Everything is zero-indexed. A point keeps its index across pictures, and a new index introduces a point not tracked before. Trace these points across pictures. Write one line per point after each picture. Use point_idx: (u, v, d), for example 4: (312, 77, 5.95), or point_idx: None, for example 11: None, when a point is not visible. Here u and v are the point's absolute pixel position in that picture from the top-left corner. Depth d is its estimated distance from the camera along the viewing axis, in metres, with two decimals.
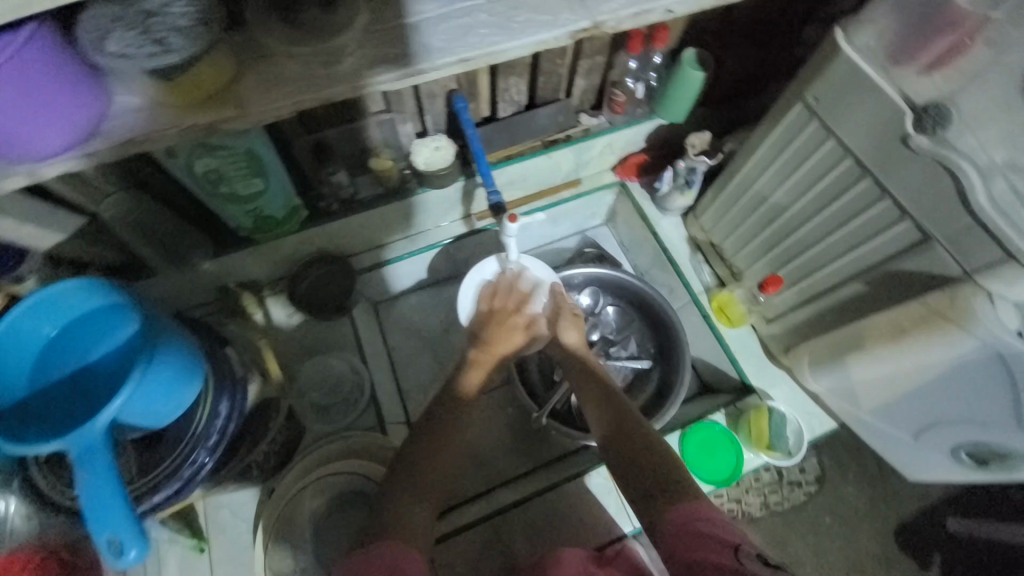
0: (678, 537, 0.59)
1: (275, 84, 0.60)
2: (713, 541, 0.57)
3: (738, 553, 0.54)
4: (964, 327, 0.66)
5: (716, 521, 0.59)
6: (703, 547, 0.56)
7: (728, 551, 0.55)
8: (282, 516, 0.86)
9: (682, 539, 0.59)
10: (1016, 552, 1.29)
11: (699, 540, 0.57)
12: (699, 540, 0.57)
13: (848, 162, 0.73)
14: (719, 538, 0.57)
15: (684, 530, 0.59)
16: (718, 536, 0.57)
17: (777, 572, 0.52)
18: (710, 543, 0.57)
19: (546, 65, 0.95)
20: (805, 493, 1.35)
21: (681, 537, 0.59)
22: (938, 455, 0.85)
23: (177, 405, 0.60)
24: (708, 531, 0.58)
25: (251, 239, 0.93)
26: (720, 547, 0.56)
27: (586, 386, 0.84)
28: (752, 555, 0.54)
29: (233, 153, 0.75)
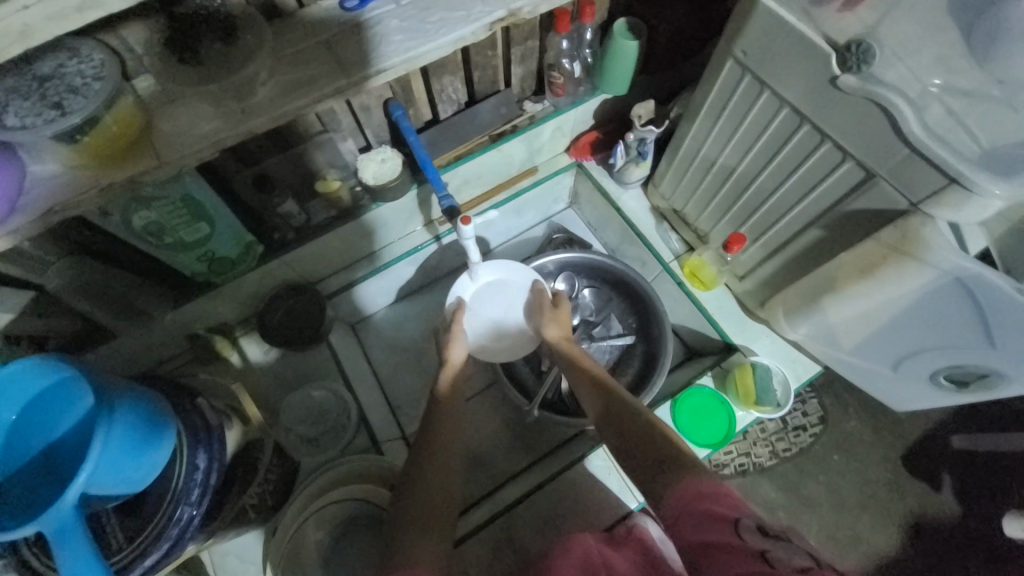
0: (680, 517, 0.56)
1: (190, 127, 0.59)
2: (713, 520, 0.53)
3: (738, 527, 0.51)
4: (917, 258, 0.66)
5: (717, 495, 0.55)
6: (703, 528, 0.53)
7: (727, 528, 0.51)
8: (287, 554, 0.84)
9: (685, 518, 0.55)
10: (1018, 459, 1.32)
11: (701, 520, 0.54)
12: (700, 520, 0.54)
13: (786, 111, 0.73)
14: (718, 514, 0.53)
15: (685, 511, 0.56)
16: (716, 512, 0.53)
17: (779, 543, 0.48)
18: (710, 523, 0.53)
19: (477, 59, 0.93)
20: (811, 435, 1.37)
21: (683, 514, 0.56)
22: (919, 384, 0.86)
23: (150, 467, 0.59)
24: (709, 508, 0.54)
25: (209, 283, 0.91)
26: (720, 525, 0.52)
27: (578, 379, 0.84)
28: (751, 527, 0.51)
29: (168, 201, 0.73)
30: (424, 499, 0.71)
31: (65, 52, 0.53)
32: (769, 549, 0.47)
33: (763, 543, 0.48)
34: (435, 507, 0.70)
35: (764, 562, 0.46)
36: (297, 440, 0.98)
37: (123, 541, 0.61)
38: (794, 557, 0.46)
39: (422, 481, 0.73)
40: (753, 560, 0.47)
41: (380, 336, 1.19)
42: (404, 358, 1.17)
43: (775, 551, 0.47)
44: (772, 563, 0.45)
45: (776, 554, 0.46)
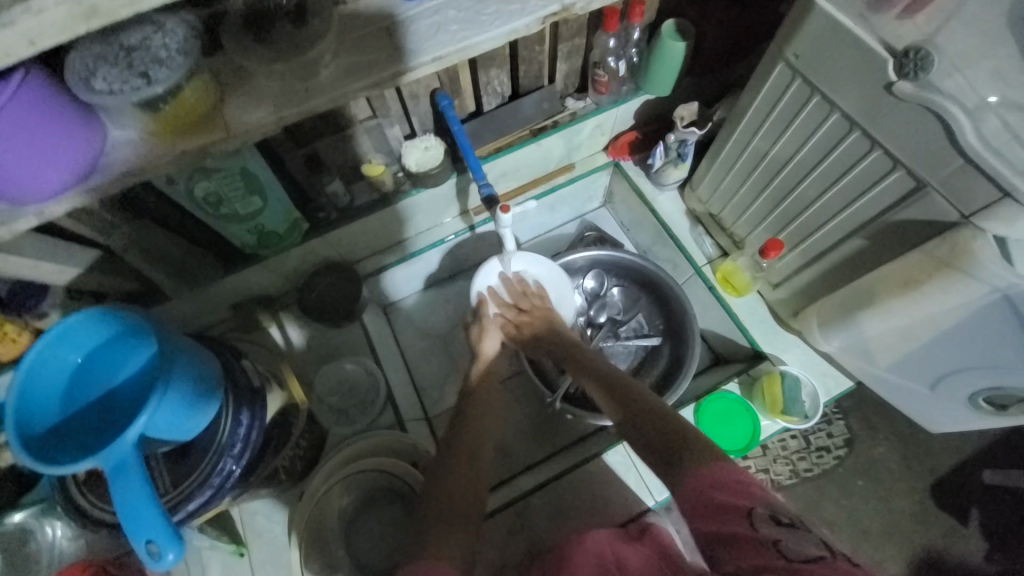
0: (693, 506, 0.54)
1: (258, 103, 0.63)
2: (725, 509, 0.51)
3: (751, 519, 0.49)
4: (966, 272, 0.65)
5: (728, 481, 0.54)
6: (714, 517, 0.52)
7: (740, 518, 0.50)
8: (317, 514, 0.90)
9: (698, 506, 0.54)
10: None
11: (711, 511, 0.52)
12: (712, 509, 0.52)
13: (836, 117, 0.72)
14: (730, 503, 0.52)
15: (696, 500, 0.54)
16: (729, 503, 0.52)
17: (794, 533, 0.47)
18: (722, 512, 0.51)
19: (525, 54, 0.95)
20: (835, 457, 1.34)
21: (697, 502, 0.54)
22: (956, 406, 0.84)
23: (200, 418, 0.63)
24: (721, 497, 0.53)
25: (257, 255, 0.96)
26: (732, 516, 0.51)
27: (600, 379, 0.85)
28: (765, 516, 0.49)
29: (228, 174, 0.78)
30: (450, 487, 0.71)
31: (149, 26, 0.57)
32: (782, 540, 0.47)
33: (776, 534, 0.48)
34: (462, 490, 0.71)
35: (779, 556, 0.45)
36: (326, 411, 1.02)
37: (171, 484, 0.66)
38: (807, 549, 0.46)
39: (451, 471, 0.73)
40: (767, 553, 0.46)
41: (409, 321, 1.22)
42: (431, 344, 1.20)
43: (788, 541, 0.47)
44: (787, 558, 0.45)
45: (789, 545, 0.46)
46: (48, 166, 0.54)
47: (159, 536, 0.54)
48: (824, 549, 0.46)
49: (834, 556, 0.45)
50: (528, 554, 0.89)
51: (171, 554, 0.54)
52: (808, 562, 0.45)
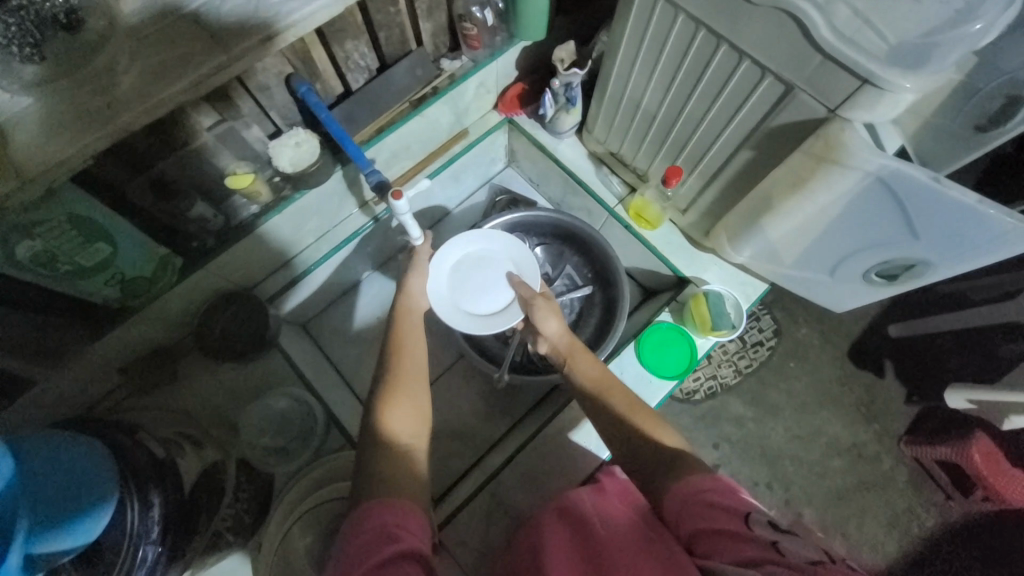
0: (686, 508, 0.60)
1: (50, 133, 0.51)
2: (722, 510, 0.57)
3: (748, 521, 0.54)
4: (839, 161, 0.69)
5: (727, 491, 0.59)
6: (711, 517, 0.56)
7: (737, 519, 0.55)
8: (278, 563, 0.80)
9: (691, 508, 0.59)
10: (947, 334, 1.45)
11: (708, 510, 0.57)
12: (708, 509, 0.57)
13: (702, 33, 0.71)
14: (728, 506, 0.57)
15: (691, 501, 0.60)
16: (726, 504, 0.57)
17: (789, 535, 0.51)
18: (718, 513, 0.56)
19: (380, 17, 0.86)
20: (768, 348, 1.46)
21: (689, 506, 0.59)
22: (856, 283, 0.91)
23: (96, 519, 0.54)
24: (718, 501, 0.58)
25: (127, 309, 0.83)
26: (730, 515, 0.55)
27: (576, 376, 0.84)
28: (761, 521, 0.54)
29: (54, 225, 0.64)
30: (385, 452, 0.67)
31: None
32: (780, 540, 0.50)
33: (773, 535, 0.51)
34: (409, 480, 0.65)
35: (776, 550, 0.48)
36: (264, 453, 0.93)
37: None
38: (805, 551, 0.48)
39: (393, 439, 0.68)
40: (763, 547, 0.50)
41: (337, 329, 1.14)
42: (366, 348, 1.13)
43: (785, 542, 0.50)
44: (783, 552, 0.48)
45: (788, 545, 0.49)
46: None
47: None
48: (823, 554, 0.48)
49: (833, 560, 0.46)
50: (512, 528, 0.89)
51: None
52: (808, 560, 0.46)
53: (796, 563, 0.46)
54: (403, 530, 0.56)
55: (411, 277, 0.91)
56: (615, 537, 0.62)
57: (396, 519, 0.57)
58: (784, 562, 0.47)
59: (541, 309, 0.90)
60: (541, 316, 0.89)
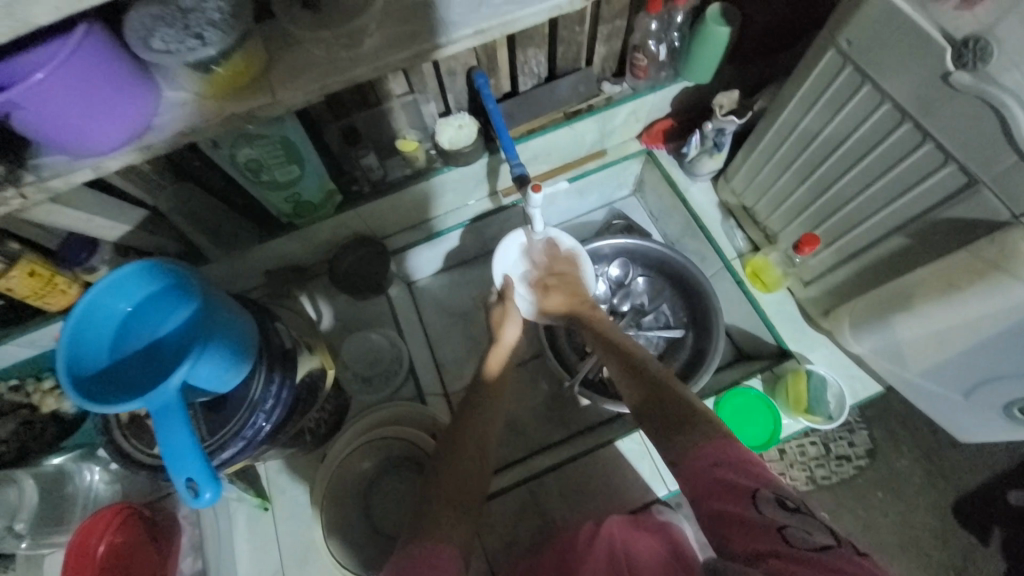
0: (696, 480, 0.57)
1: (302, 71, 0.64)
2: (730, 489, 0.54)
3: (755, 500, 0.52)
4: (1011, 273, 0.62)
5: (735, 462, 0.56)
6: (721, 496, 0.54)
7: (744, 500, 0.53)
8: (332, 479, 0.92)
9: (702, 485, 0.56)
10: None
11: (717, 488, 0.55)
12: (717, 487, 0.55)
13: (887, 107, 0.69)
14: (734, 484, 0.54)
15: (700, 477, 0.57)
16: (734, 484, 0.54)
17: (799, 518, 0.50)
18: (729, 492, 0.54)
19: (564, 34, 0.94)
20: (855, 466, 1.30)
21: (702, 480, 0.56)
22: (991, 415, 0.81)
23: (235, 373, 0.66)
24: (726, 477, 0.55)
25: (292, 224, 0.98)
26: (737, 497, 0.53)
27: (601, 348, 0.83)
28: (768, 498, 0.52)
29: (270, 141, 0.80)
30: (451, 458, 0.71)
31: None
32: (786, 525, 0.49)
33: (782, 519, 0.50)
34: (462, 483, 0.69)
35: (782, 540, 0.48)
36: (349, 379, 1.05)
37: (209, 432, 0.69)
38: (812, 536, 0.49)
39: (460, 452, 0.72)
40: (771, 537, 0.49)
41: (431, 299, 1.24)
42: (452, 323, 1.22)
43: (792, 527, 0.49)
44: (789, 542, 0.48)
45: (794, 531, 0.49)
46: (103, 122, 0.57)
47: (198, 476, 0.57)
48: (831, 539, 0.49)
49: (839, 544, 0.48)
50: (539, 534, 0.90)
51: (207, 494, 0.57)
52: (815, 549, 0.47)
53: (804, 555, 0.47)
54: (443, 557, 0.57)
55: (505, 325, 0.91)
56: (646, 566, 0.63)
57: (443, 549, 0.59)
58: (791, 555, 0.47)
59: (551, 288, 0.93)
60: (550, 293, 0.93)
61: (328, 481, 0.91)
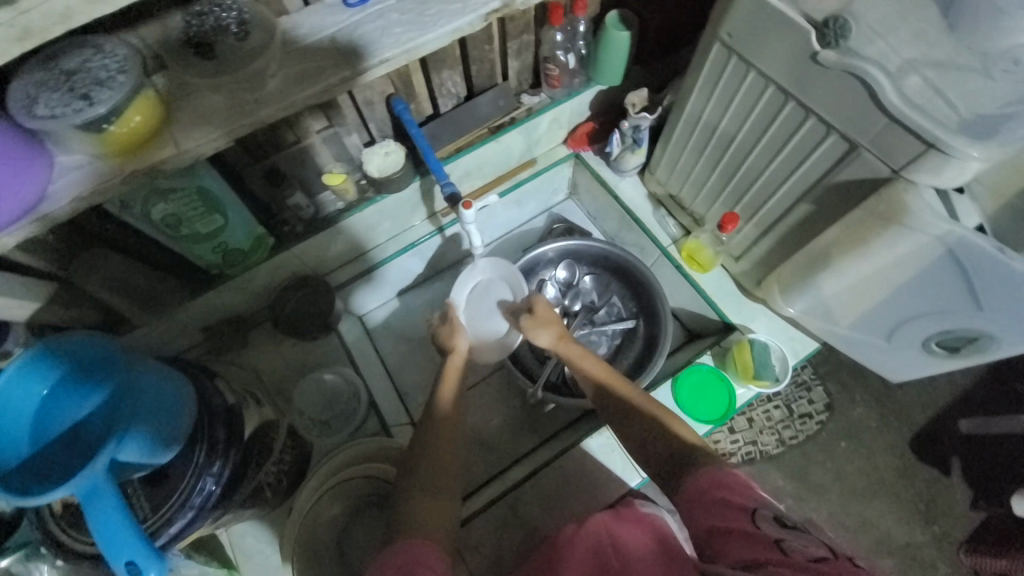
0: (696, 502, 0.60)
1: (204, 119, 0.62)
2: (730, 507, 0.57)
3: (755, 519, 0.54)
4: (902, 223, 0.69)
5: (737, 486, 0.59)
6: (720, 514, 0.57)
7: (745, 517, 0.55)
8: (305, 527, 0.88)
9: (701, 506, 0.59)
10: None
11: (717, 506, 0.58)
12: (717, 506, 0.58)
13: (771, 90, 0.76)
14: (736, 504, 0.57)
15: (702, 498, 0.60)
16: (737, 503, 0.57)
17: (795, 531, 0.52)
18: (728, 510, 0.56)
19: (475, 53, 0.97)
20: (818, 422, 1.38)
21: (700, 500, 0.60)
22: (915, 353, 0.88)
23: (172, 437, 0.63)
24: (728, 498, 0.58)
25: (223, 274, 0.95)
26: (738, 514, 0.55)
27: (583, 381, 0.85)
28: (768, 518, 0.55)
29: (185, 193, 0.77)
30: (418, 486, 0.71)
31: (89, 49, 0.57)
32: (783, 538, 0.51)
33: (778, 533, 0.52)
34: (431, 510, 0.69)
35: (779, 550, 0.49)
36: (310, 424, 1.01)
37: (148, 509, 0.64)
38: (808, 546, 0.49)
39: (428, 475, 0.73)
40: (768, 547, 0.50)
41: (388, 328, 1.22)
42: (413, 348, 1.20)
43: (789, 540, 0.50)
44: (787, 551, 0.48)
45: (791, 543, 0.50)
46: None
47: (139, 557, 0.53)
48: (828, 552, 0.49)
49: (835, 557, 0.48)
50: (524, 545, 0.89)
51: (152, 573, 0.53)
52: (812, 558, 0.48)
53: (800, 563, 0.47)
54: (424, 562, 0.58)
55: (457, 336, 0.92)
56: (634, 557, 0.64)
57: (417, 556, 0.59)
58: (784, 561, 0.47)
59: (528, 327, 0.92)
60: (532, 331, 0.92)
61: (300, 533, 0.88)
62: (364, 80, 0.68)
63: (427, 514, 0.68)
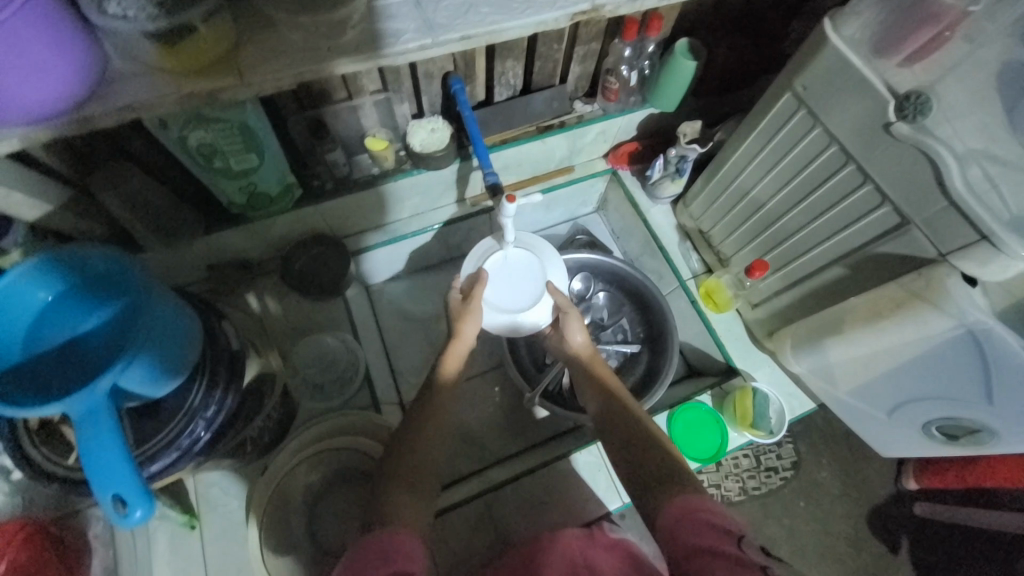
0: (678, 523, 0.57)
1: (275, 56, 0.60)
2: (715, 529, 0.55)
3: (740, 542, 0.53)
4: (936, 305, 0.70)
5: (718, 511, 0.58)
6: (704, 533, 0.55)
7: (729, 540, 0.53)
8: (274, 492, 0.87)
9: (685, 524, 0.56)
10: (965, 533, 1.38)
11: (700, 527, 0.55)
12: (700, 525, 0.55)
13: (833, 149, 0.76)
14: (720, 526, 0.55)
15: (686, 518, 0.57)
16: (720, 524, 0.55)
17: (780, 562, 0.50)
18: (712, 531, 0.54)
19: (542, 49, 0.95)
20: (782, 478, 1.40)
21: (683, 521, 0.57)
22: (909, 433, 0.90)
23: (173, 374, 0.60)
24: (710, 520, 0.56)
25: (244, 216, 0.91)
26: (721, 535, 0.54)
27: (592, 387, 0.83)
28: (753, 545, 0.53)
29: (227, 126, 0.73)
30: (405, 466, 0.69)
31: None
32: (771, 567, 0.49)
33: (764, 561, 0.50)
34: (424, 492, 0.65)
35: None
36: (301, 385, 0.98)
37: (136, 441, 0.62)
38: None
39: (420, 458, 0.69)
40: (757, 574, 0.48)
41: (390, 303, 1.21)
42: (411, 328, 1.19)
43: (776, 570, 0.49)
44: None
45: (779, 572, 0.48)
46: (37, 86, 0.49)
47: (127, 492, 0.50)
48: None
49: None
50: (495, 548, 0.88)
51: (138, 513, 0.50)
52: None
53: None
54: (401, 552, 0.54)
55: (464, 322, 0.84)
56: None
57: (397, 539, 0.57)
58: None
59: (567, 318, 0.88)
60: (569, 323, 0.88)
61: (270, 501, 0.86)
62: (439, 51, 0.66)
63: (411, 492, 0.65)
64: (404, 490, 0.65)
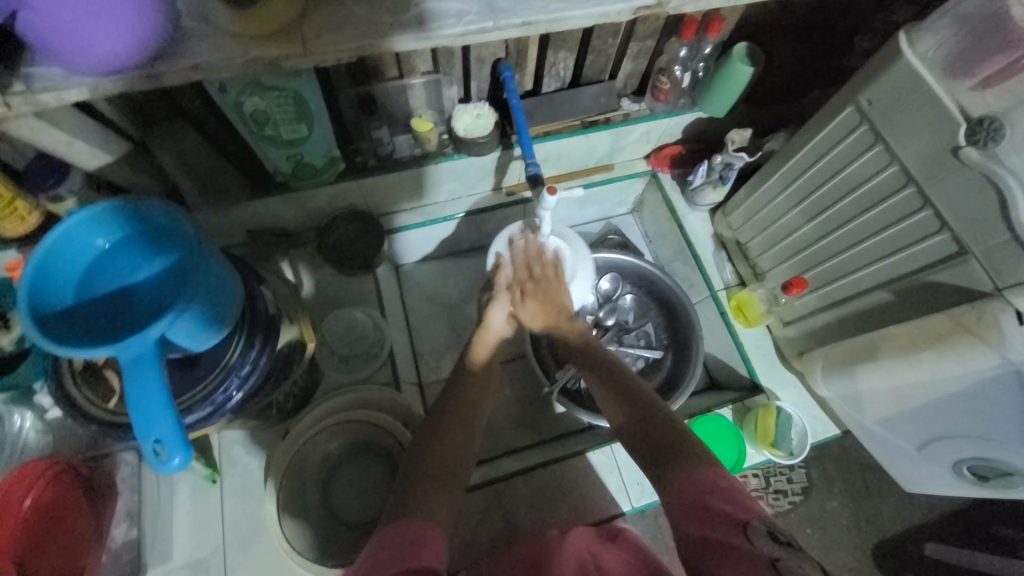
0: (685, 510, 0.56)
1: (338, 27, 0.61)
2: (722, 516, 0.53)
3: (748, 531, 0.51)
4: (983, 339, 0.67)
5: (726, 491, 0.55)
6: (712, 523, 0.53)
7: (736, 529, 0.51)
8: (295, 455, 0.90)
9: (693, 510, 0.55)
10: None
11: (708, 515, 0.54)
12: (706, 514, 0.54)
13: (894, 170, 0.73)
14: (727, 513, 0.53)
15: (691, 506, 0.56)
16: (727, 512, 0.53)
17: (791, 550, 0.49)
18: (720, 521, 0.53)
19: (596, 43, 0.94)
20: (789, 502, 1.36)
21: (691, 504, 0.56)
22: (938, 468, 0.87)
23: (215, 333, 0.62)
24: (717, 506, 0.54)
25: (287, 185, 0.93)
26: (729, 526, 0.52)
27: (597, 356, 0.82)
28: (762, 531, 0.51)
29: (282, 95, 0.74)
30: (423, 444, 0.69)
31: None
32: (780, 559, 0.48)
33: (774, 552, 0.49)
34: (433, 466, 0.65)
35: None
36: (328, 356, 1.00)
37: (177, 391, 0.65)
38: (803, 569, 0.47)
39: (441, 435, 0.70)
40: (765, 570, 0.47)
41: (416, 284, 1.22)
42: (434, 311, 1.19)
43: (786, 561, 0.48)
44: None
45: (787, 565, 0.47)
46: (92, 14, 0.49)
47: (168, 438, 0.52)
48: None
49: None
50: (501, 536, 0.89)
51: (177, 459, 0.52)
52: None
53: None
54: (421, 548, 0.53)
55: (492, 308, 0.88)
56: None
57: (416, 518, 0.57)
58: None
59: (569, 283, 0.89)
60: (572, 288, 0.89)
61: (289, 462, 0.89)
62: (499, 34, 0.66)
63: (438, 464, 0.67)
64: (428, 463, 0.66)
